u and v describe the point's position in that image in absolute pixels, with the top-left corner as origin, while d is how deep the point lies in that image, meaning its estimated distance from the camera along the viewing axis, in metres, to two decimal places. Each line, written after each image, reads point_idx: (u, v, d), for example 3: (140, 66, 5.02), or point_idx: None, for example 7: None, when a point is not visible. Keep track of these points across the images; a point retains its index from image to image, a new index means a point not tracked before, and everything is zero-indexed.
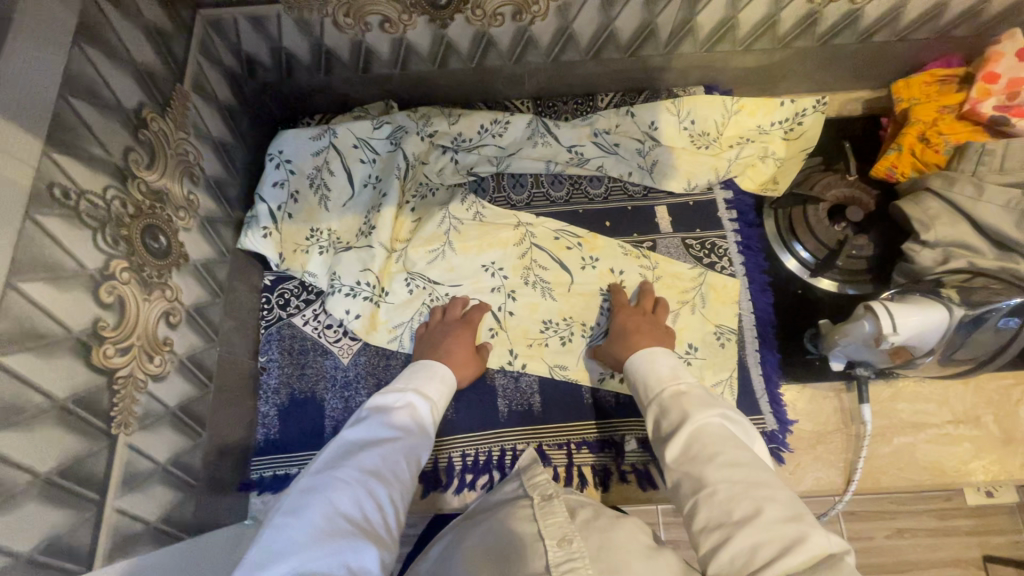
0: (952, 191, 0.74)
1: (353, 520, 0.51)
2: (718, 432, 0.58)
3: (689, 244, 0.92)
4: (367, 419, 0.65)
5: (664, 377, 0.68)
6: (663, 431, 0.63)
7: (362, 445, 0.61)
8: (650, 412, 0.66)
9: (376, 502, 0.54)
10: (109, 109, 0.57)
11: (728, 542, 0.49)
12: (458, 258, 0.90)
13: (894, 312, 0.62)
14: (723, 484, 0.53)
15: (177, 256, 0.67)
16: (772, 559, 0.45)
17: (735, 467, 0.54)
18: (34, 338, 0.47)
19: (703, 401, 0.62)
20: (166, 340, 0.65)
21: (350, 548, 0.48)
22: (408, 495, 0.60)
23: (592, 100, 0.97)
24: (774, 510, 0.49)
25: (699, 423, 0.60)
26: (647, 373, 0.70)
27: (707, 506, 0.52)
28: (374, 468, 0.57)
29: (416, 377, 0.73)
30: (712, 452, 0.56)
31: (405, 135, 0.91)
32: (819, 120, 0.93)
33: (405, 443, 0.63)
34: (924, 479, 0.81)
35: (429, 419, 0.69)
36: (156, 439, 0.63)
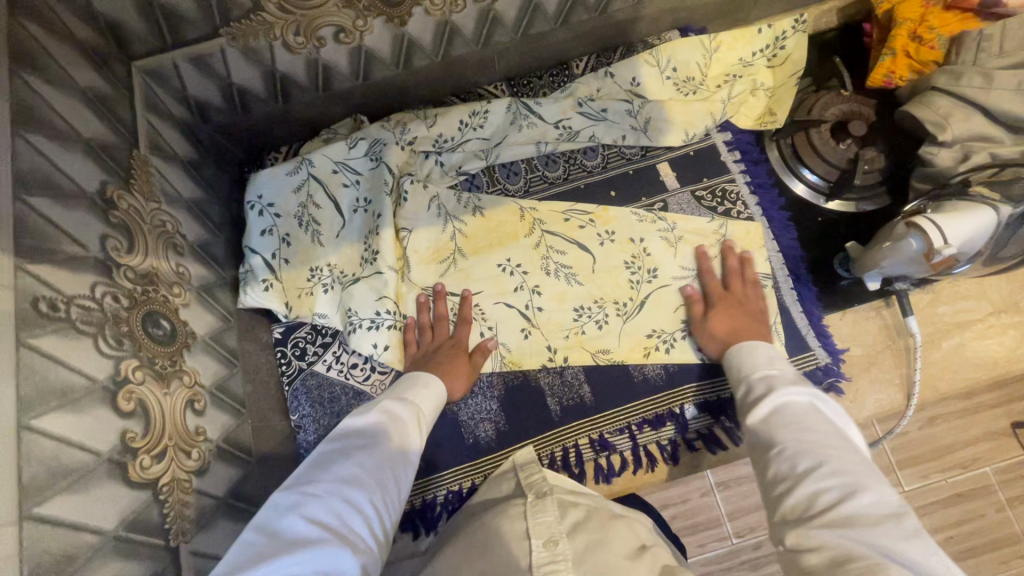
0: (961, 85, 0.72)
1: (335, 528, 0.47)
2: (801, 409, 0.52)
3: (700, 195, 0.89)
4: (354, 437, 0.58)
5: (757, 364, 0.62)
6: (748, 406, 0.57)
7: (346, 448, 0.56)
8: (738, 389, 0.61)
9: (355, 504, 0.50)
10: (72, 199, 0.51)
11: (800, 493, 0.45)
12: (470, 263, 0.86)
13: (944, 226, 0.61)
14: (808, 436, 0.49)
15: (183, 337, 0.61)
16: (830, 508, 0.42)
17: (828, 426, 0.50)
18: (66, 476, 0.42)
19: (793, 380, 0.56)
20: (197, 430, 0.59)
21: (328, 561, 0.44)
22: (398, 499, 0.56)
23: (567, 68, 0.93)
24: (836, 466, 0.45)
25: (786, 397, 0.54)
26: (743, 359, 0.64)
27: (778, 460, 0.48)
28: (354, 472, 0.53)
29: (397, 388, 0.69)
30: (794, 418, 0.51)
31: (384, 148, 0.85)
32: (801, 40, 0.89)
33: (397, 453, 0.58)
34: (980, 375, 0.81)
35: (417, 423, 0.64)
36: (216, 535, 0.58)
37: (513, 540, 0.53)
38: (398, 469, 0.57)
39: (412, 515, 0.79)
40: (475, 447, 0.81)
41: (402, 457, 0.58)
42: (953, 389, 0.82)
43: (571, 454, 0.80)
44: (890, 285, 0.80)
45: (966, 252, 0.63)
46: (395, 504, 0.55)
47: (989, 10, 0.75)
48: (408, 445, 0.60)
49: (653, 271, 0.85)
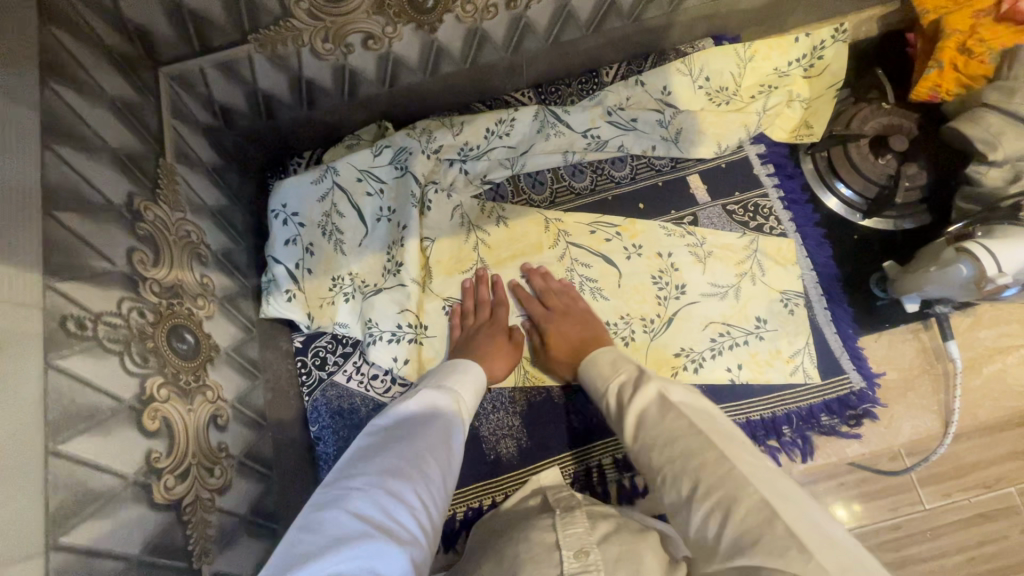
0: (1013, 102, 0.69)
1: (380, 521, 0.45)
2: (657, 423, 0.50)
3: (731, 210, 0.86)
4: (391, 430, 0.56)
5: (607, 374, 0.62)
6: (620, 414, 0.57)
7: (388, 441, 0.54)
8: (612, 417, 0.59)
9: (400, 497, 0.48)
10: (100, 212, 0.50)
11: (686, 518, 0.43)
12: (495, 274, 0.85)
13: (996, 251, 0.58)
14: (660, 455, 0.48)
15: (206, 350, 0.60)
16: (721, 532, 0.40)
17: (657, 444, 0.48)
18: (93, 501, 0.41)
19: (651, 385, 0.55)
20: (220, 446, 0.58)
21: (379, 555, 0.42)
22: (442, 491, 0.54)
23: (597, 75, 0.90)
24: (700, 484, 0.43)
25: (640, 414, 0.53)
26: (593, 374, 0.65)
27: (666, 492, 0.46)
28: (396, 464, 0.51)
29: (437, 376, 0.67)
30: (659, 437, 0.49)
31: (410, 157, 0.83)
32: (841, 50, 0.87)
33: (441, 445, 0.56)
34: (1021, 403, 0.78)
35: (458, 416, 0.62)
36: (238, 554, 0.57)
37: (543, 552, 0.52)
38: (442, 461, 0.55)
39: None
40: (496, 464, 0.79)
41: (445, 450, 0.57)
42: (993, 416, 0.78)
43: (594, 473, 0.78)
44: (928, 308, 0.78)
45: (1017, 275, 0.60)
46: (440, 497, 0.53)
47: None
48: (449, 439, 0.58)
49: (683, 288, 0.83)
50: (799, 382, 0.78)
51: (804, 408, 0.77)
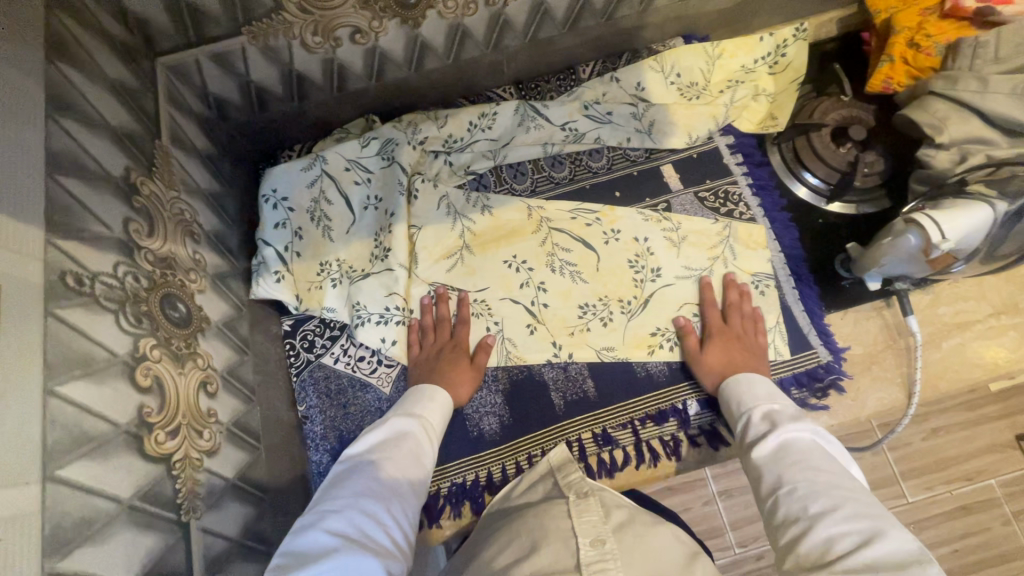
0: (956, 89, 0.74)
1: (355, 534, 0.53)
2: (807, 447, 0.58)
3: (703, 197, 0.90)
4: (364, 457, 0.64)
5: (760, 398, 0.69)
6: (748, 440, 0.64)
7: (359, 468, 0.62)
8: (739, 426, 0.68)
9: (373, 515, 0.56)
10: (99, 181, 0.53)
11: (806, 536, 0.49)
12: (479, 259, 0.89)
13: (940, 220, 0.62)
14: (796, 474, 0.55)
15: (198, 321, 0.63)
16: (848, 551, 0.46)
17: (811, 461, 0.56)
18: (88, 442, 0.44)
19: (793, 417, 0.63)
20: (209, 411, 0.61)
21: (356, 562, 0.49)
22: (412, 508, 0.62)
23: (574, 72, 0.96)
24: (853, 509, 0.49)
25: (788, 435, 0.60)
26: (742, 391, 0.71)
27: (788, 504, 0.54)
28: (367, 486, 0.59)
29: (404, 404, 0.74)
30: (806, 459, 0.57)
31: (396, 147, 0.87)
32: (802, 48, 0.92)
33: (407, 468, 0.64)
34: (979, 375, 0.82)
35: (426, 438, 0.69)
36: (225, 515, 0.59)
37: (560, 538, 0.54)
38: (409, 482, 0.63)
39: None
40: (479, 441, 0.81)
41: (412, 471, 0.64)
42: (953, 387, 0.82)
43: (574, 448, 0.81)
44: (890, 285, 0.81)
45: (956, 252, 0.65)
46: (410, 512, 0.61)
47: (984, 18, 0.77)
48: (416, 459, 0.66)
49: (658, 271, 0.87)
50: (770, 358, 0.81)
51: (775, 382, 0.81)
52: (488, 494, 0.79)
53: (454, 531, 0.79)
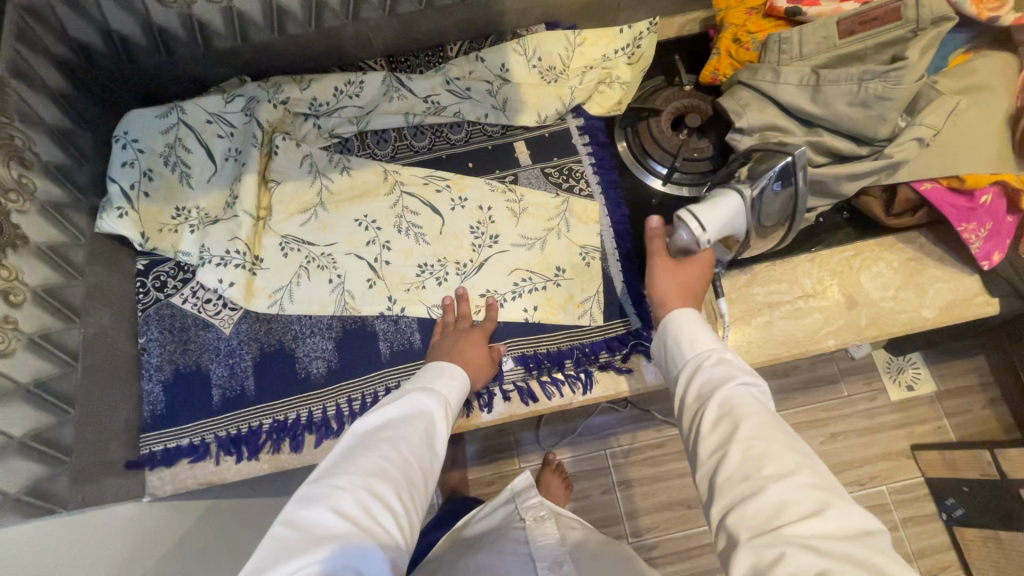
0: (757, 79, 0.80)
1: (362, 519, 0.53)
2: (754, 403, 0.54)
3: (548, 172, 0.96)
4: (384, 430, 0.63)
5: (709, 342, 0.64)
6: (699, 387, 0.60)
7: (366, 445, 0.61)
8: (680, 381, 0.63)
9: (381, 497, 0.56)
10: None
11: (759, 495, 0.46)
12: (331, 217, 0.94)
13: (699, 215, 0.70)
14: (750, 430, 0.51)
15: (12, 236, 0.68)
16: (795, 523, 0.44)
17: (765, 416, 0.53)
18: None
19: (745, 372, 0.60)
20: (7, 318, 0.65)
21: (359, 554, 0.50)
22: (422, 491, 0.61)
23: (442, 51, 1.02)
24: (811, 478, 0.47)
25: (733, 390, 0.56)
26: (682, 338, 0.66)
27: (739, 468, 0.49)
28: (380, 465, 0.58)
29: (423, 377, 0.73)
30: (765, 416, 0.53)
31: (257, 105, 0.93)
32: (655, 42, 0.99)
33: (423, 448, 0.63)
34: (783, 352, 0.87)
35: (444, 417, 0.69)
36: (7, 413, 0.63)
37: (522, 564, 0.69)
38: (421, 461, 0.62)
39: (238, 441, 0.83)
40: (306, 382, 0.86)
41: (428, 452, 0.64)
42: (757, 361, 0.87)
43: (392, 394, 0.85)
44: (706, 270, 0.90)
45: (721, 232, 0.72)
46: (420, 496, 0.60)
47: (793, 17, 0.84)
48: (434, 440, 0.65)
49: (496, 237, 0.92)
50: (584, 324, 0.87)
51: (586, 344, 0.86)
52: (308, 433, 0.83)
53: (271, 465, 0.83)
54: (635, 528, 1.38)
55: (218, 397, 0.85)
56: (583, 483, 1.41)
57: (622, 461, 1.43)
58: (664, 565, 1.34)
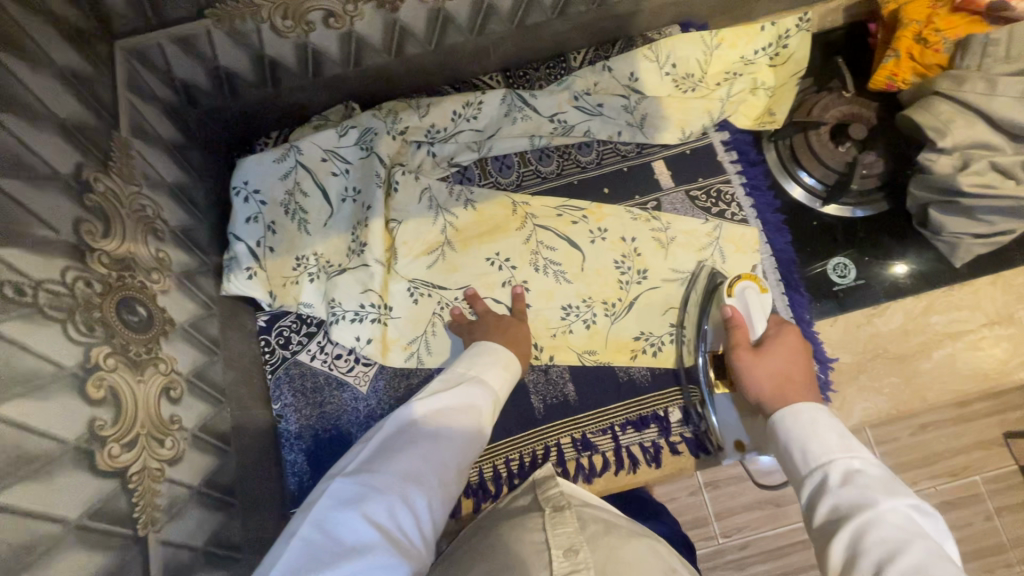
0: (963, 90, 0.71)
1: (391, 528, 0.48)
2: (906, 533, 0.46)
3: (694, 195, 0.87)
4: (432, 421, 0.58)
5: (834, 447, 0.55)
6: (821, 515, 0.52)
7: (407, 439, 0.56)
8: (805, 491, 0.55)
9: (415, 506, 0.51)
10: (45, 181, 0.51)
11: None
12: (460, 256, 0.86)
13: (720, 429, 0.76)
14: (900, 565, 0.43)
15: (160, 323, 0.61)
16: None
17: (921, 550, 0.44)
18: (29, 462, 0.43)
19: (884, 485, 0.51)
20: (172, 418, 0.59)
21: (382, 570, 0.45)
22: (452, 498, 0.56)
23: (565, 60, 0.91)
24: None
25: (879, 515, 0.48)
26: (800, 437, 0.58)
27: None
28: (420, 467, 0.53)
29: (477, 363, 0.68)
30: (922, 555, 0.43)
31: (375, 138, 0.84)
32: (806, 40, 0.87)
33: (465, 449, 0.58)
34: (969, 387, 0.78)
35: (490, 414, 0.63)
36: (187, 524, 0.58)
37: (531, 552, 0.51)
38: (460, 462, 0.57)
39: None
40: None
41: (467, 451, 0.58)
42: (942, 399, 0.78)
43: (554, 453, 0.79)
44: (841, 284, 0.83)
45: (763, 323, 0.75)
46: (449, 503, 0.55)
47: (998, 13, 0.72)
48: (476, 440, 0.60)
49: (644, 272, 0.84)
50: None
51: None
52: (468, 499, 0.78)
53: None
54: (723, 528, 1.11)
55: None
56: (668, 487, 1.14)
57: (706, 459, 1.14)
58: (755, 566, 1.10)
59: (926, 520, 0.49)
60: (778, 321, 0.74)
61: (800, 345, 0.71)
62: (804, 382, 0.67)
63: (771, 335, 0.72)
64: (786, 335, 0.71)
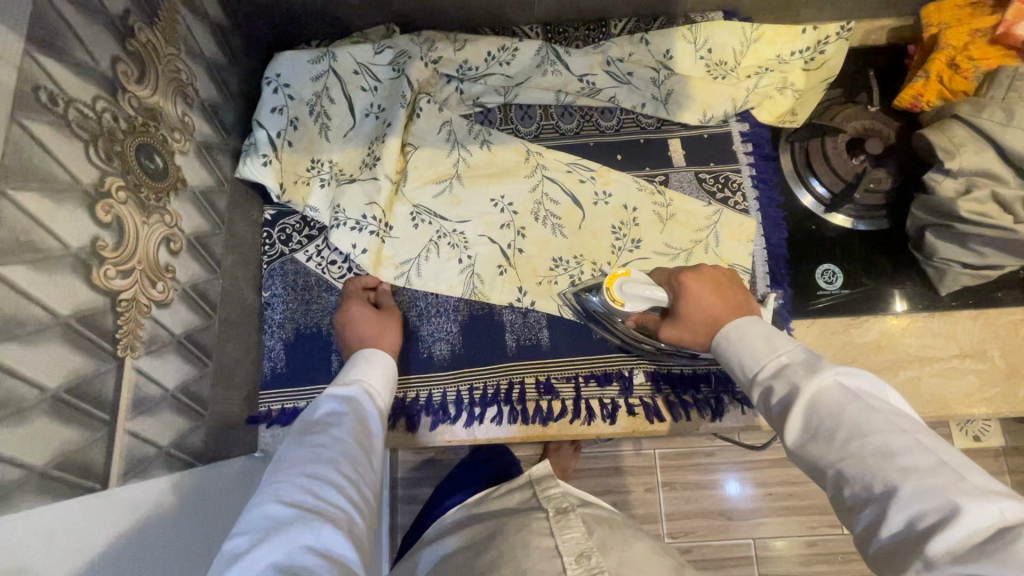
0: (982, 117, 0.72)
1: (310, 504, 0.49)
2: (842, 404, 0.47)
3: (702, 178, 0.89)
4: (314, 423, 0.59)
5: (761, 353, 0.56)
6: (775, 409, 0.52)
7: (292, 445, 0.56)
8: (755, 398, 0.55)
9: (324, 479, 0.52)
10: (95, 13, 0.54)
11: (882, 521, 0.40)
12: (466, 192, 0.89)
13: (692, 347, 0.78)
14: (845, 449, 0.44)
15: (174, 179, 0.65)
16: (930, 537, 0.37)
17: (853, 422, 0.45)
18: (33, 249, 0.45)
19: (809, 366, 0.51)
20: (167, 266, 0.63)
21: (315, 536, 0.46)
22: (366, 462, 0.58)
23: (605, 26, 0.93)
24: (922, 478, 0.40)
25: (814, 394, 0.49)
26: (741, 352, 0.58)
27: (848, 481, 0.43)
28: (313, 454, 0.54)
29: (353, 368, 0.69)
30: (852, 430, 0.45)
31: (408, 61, 0.87)
32: (842, 49, 0.89)
33: (356, 426, 0.61)
34: (927, 412, 0.80)
35: (371, 398, 0.66)
36: (164, 365, 0.62)
37: (543, 557, 0.54)
38: (359, 437, 0.60)
39: None
40: (427, 362, 0.84)
41: (360, 428, 0.61)
42: None
43: (516, 390, 0.83)
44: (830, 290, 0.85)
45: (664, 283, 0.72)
46: (365, 466, 0.57)
47: None
48: (366, 421, 0.63)
49: (638, 242, 0.87)
50: None
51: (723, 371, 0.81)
52: (426, 415, 0.82)
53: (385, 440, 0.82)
54: (671, 528, 1.13)
55: (336, 365, 0.82)
56: (623, 476, 1.16)
57: (670, 461, 1.16)
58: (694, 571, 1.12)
59: (859, 379, 0.49)
60: (669, 275, 0.72)
61: (703, 285, 0.68)
62: (728, 311, 0.65)
63: (681, 298, 0.68)
64: (686, 286, 0.68)
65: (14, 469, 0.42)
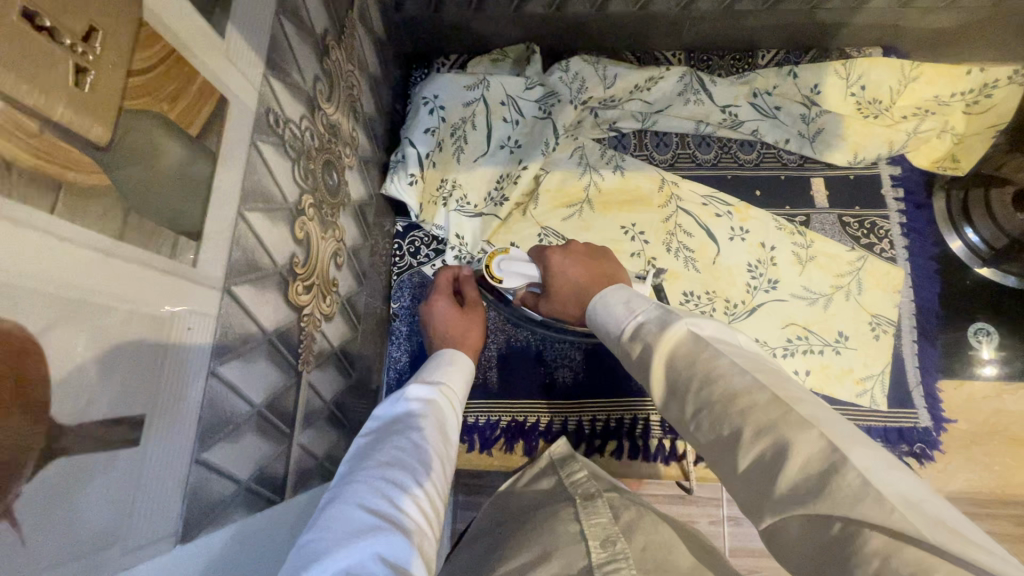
0: None
1: (388, 512, 0.45)
2: (690, 352, 0.44)
3: (847, 222, 0.85)
4: (398, 424, 0.56)
5: (619, 316, 0.53)
6: (635, 358, 0.49)
7: (376, 445, 0.53)
8: (619, 359, 0.53)
9: (401, 487, 0.48)
10: (306, 33, 0.55)
11: (734, 461, 0.38)
12: (596, 218, 0.87)
13: None
14: (696, 395, 0.42)
15: (343, 194, 0.66)
16: (779, 477, 0.35)
17: (702, 367, 0.43)
18: (255, 270, 0.46)
19: (663, 321, 0.48)
20: (333, 281, 0.64)
21: (389, 544, 0.41)
22: (439, 479, 0.54)
23: (752, 56, 0.90)
24: (762, 417, 0.37)
25: (667, 342, 0.46)
26: (604, 319, 0.55)
27: (699, 422, 0.41)
28: (395, 458, 0.51)
29: (429, 369, 0.67)
30: (704, 371, 0.42)
31: (557, 104, 0.87)
32: (1014, 93, 0.83)
33: (435, 435, 0.57)
34: None
35: (450, 405, 0.63)
36: (324, 377, 0.63)
37: (568, 541, 0.52)
38: (435, 448, 0.56)
39: (471, 430, 0.82)
40: (547, 388, 0.83)
41: (438, 438, 0.57)
42: None
43: (639, 425, 0.81)
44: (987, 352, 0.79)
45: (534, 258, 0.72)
46: (438, 483, 0.53)
47: None
48: (444, 430, 0.59)
49: (774, 282, 0.83)
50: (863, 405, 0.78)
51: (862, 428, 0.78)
52: (544, 441, 0.81)
53: (502, 463, 0.82)
54: None
55: None
56: None
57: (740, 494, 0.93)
58: None
59: (678, 328, 0.47)
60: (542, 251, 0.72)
61: (567, 256, 0.67)
62: (591, 281, 0.63)
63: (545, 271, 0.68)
64: (551, 261, 0.67)
65: (229, 483, 0.44)
